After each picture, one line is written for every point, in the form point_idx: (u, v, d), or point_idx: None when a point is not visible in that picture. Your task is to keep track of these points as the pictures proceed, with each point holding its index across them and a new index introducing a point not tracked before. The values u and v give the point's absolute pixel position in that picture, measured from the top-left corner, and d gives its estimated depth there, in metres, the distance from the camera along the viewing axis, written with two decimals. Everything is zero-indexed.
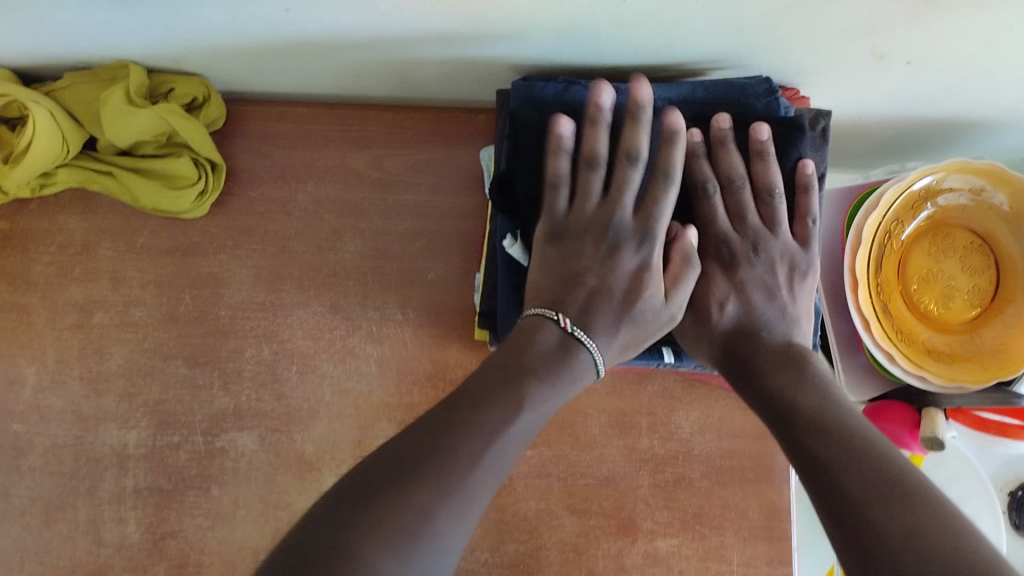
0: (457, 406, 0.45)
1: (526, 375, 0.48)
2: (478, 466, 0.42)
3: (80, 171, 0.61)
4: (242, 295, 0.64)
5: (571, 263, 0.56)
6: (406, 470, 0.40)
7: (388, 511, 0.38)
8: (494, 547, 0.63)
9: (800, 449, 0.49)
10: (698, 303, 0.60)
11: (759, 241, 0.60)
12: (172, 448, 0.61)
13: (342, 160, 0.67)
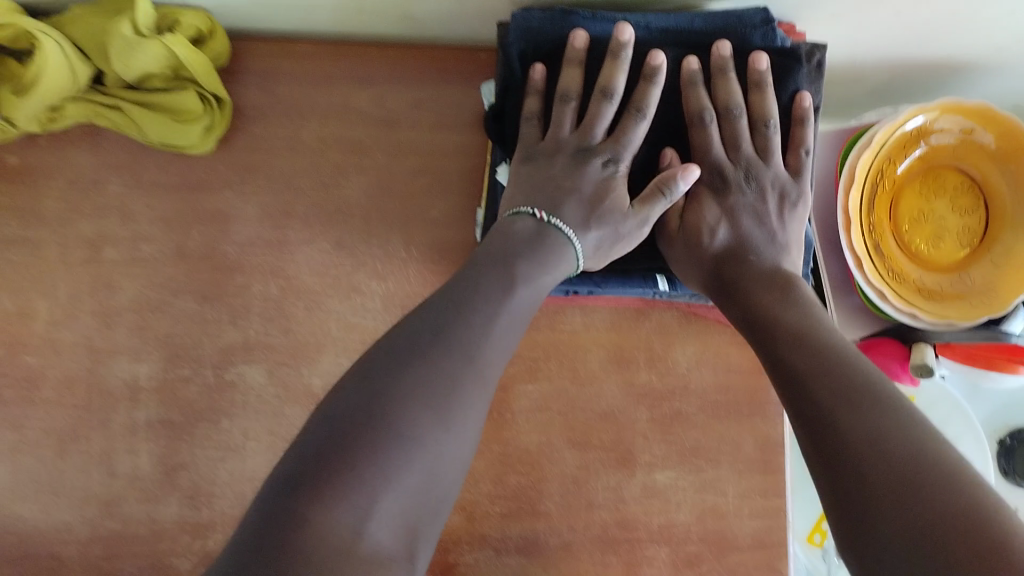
0: (462, 284, 0.49)
1: (517, 260, 0.52)
2: (488, 334, 0.47)
3: (89, 104, 0.61)
4: (249, 232, 0.64)
5: (544, 174, 0.58)
6: (428, 341, 0.45)
7: (411, 378, 0.43)
8: (496, 480, 0.64)
9: (782, 364, 0.50)
10: (688, 228, 0.60)
11: (751, 168, 0.60)
12: (182, 380, 0.63)
13: (344, 98, 0.66)
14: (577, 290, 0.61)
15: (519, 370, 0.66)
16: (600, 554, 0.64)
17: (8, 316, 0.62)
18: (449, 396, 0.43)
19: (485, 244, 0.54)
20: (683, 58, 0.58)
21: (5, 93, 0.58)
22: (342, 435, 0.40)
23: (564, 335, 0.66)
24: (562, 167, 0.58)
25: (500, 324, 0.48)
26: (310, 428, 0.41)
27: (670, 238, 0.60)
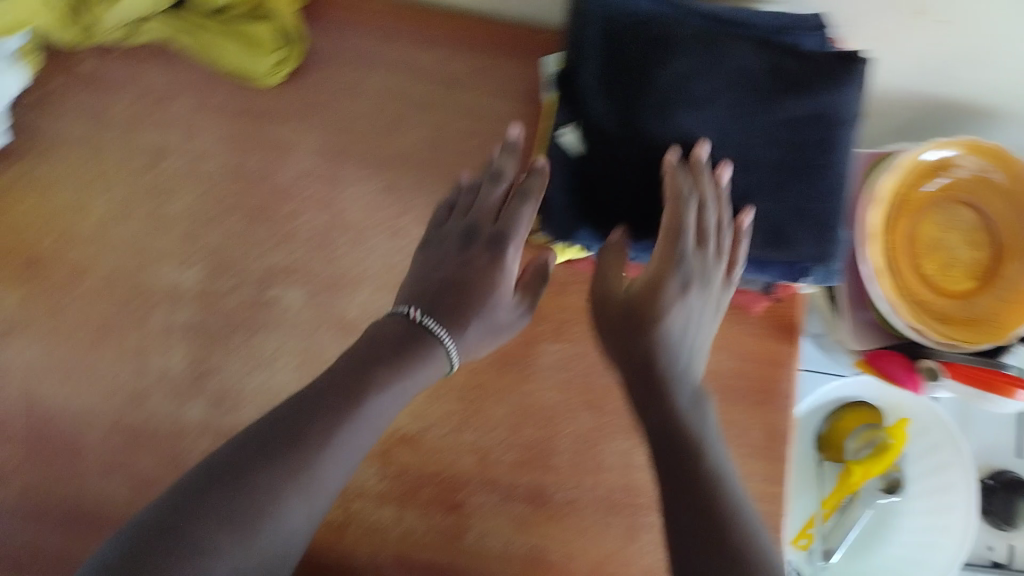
0: (315, 405, 0.53)
1: (374, 370, 0.56)
2: (326, 450, 0.52)
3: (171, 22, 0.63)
4: (307, 163, 0.67)
5: (437, 262, 0.63)
6: (257, 458, 0.51)
7: (240, 491, 0.49)
8: (512, 429, 0.67)
9: (678, 484, 0.54)
10: (642, 307, 0.59)
11: (702, 270, 0.59)
12: (225, 290, 0.65)
13: (412, 51, 0.68)
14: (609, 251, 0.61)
15: (546, 327, 0.68)
16: (602, 514, 0.66)
17: (68, 207, 0.64)
18: (259, 518, 0.49)
19: (351, 361, 0.57)
20: (668, 149, 0.55)
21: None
22: (139, 559, 0.46)
23: None
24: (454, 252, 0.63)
25: (342, 444, 0.53)
26: (124, 534, 0.48)
27: (632, 312, 0.59)
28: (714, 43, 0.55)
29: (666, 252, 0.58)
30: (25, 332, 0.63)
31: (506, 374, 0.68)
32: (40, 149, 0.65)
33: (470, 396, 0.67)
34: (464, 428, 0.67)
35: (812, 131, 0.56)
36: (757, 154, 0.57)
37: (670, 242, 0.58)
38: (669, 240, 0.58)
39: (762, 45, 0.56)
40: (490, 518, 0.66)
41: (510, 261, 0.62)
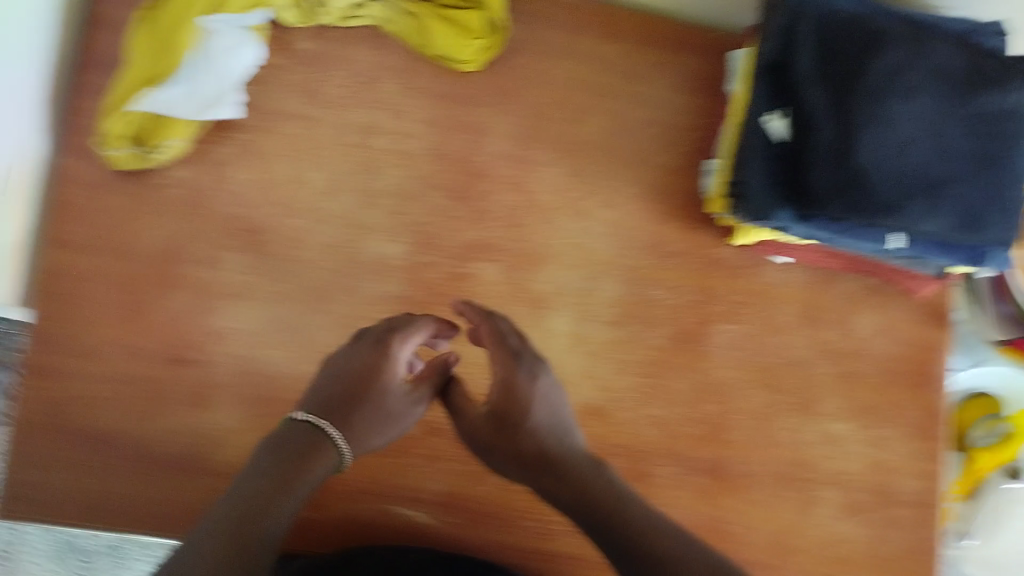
0: (230, 537, 0.46)
1: (291, 458, 0.52)
2: (271, 524, 0.48)
3: (391, 5, 0.67)
4: (501, 147, 0.70)
5: (330, 372, 0.59)
6: (217, 537, 0.46)
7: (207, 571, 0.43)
8: (692, 405, 0.70)
9: (600, 531, 0.54)
10: (507, 404, 0.59)
11: (528, 361, 0.60)
12: (428, 265, 0.68)
13: (597, 47, 0.72)
14: (811, 233, 0.63)
15: (720, 309, 0.71)
16: (777, 487, 0.70)
17: (282, 181, 0.66)
18: None
19: (260, 478, 0.50)
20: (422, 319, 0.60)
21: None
22: None
23: (761, 286, 0.72)
24: (339, 363, 0.59)
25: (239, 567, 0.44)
26: None
27: (501, 411, 0.59)
28: (921, 37, 0.62)
29: (501, 355, 0.60)
30: (249, 299, 0.65)
31: (685, 352, 0.70)
32: (256, 122, 0.66)
33: (650, 372, 0.70)
34: (650, 404, 0.70)
35: (1009, 124, 0.62)
36: (957, 144, 0.61)
37: (503, 352, 0.60)
38: (502, 348, 0.60)
39: (960, 38, 0.63)
40: (675, 488, 0.69)
41: (394, 358, 0.59)
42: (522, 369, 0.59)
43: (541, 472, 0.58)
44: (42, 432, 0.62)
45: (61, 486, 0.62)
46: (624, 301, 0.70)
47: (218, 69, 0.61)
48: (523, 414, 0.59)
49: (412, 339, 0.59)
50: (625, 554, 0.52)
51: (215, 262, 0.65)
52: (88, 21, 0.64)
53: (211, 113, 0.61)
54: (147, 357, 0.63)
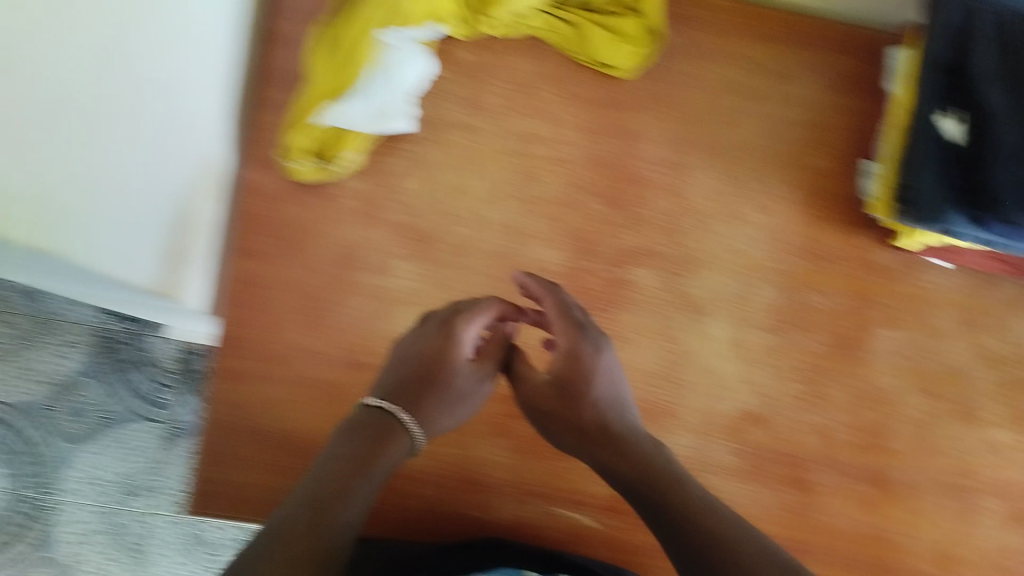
0: (312, 510, 0.47)
1: (364, 441, 0.54)
2: (345, 498, 0.49)
3: (549, 17, 0.69)
4: (658, 152, 0.70)
5: (400, 355, 0.61)
6: (292, 510, 0.47)
7: (275, 533, 0.44)
8: (852, 411, 0.69)
9: (652, 509, 0.55)
10: (572, 377, 0.61)
11: (589, 332, 0.62)
12: (586, 270, 0.69)
13: (751, 51, 0.72)
14: (978, 233, 0.61)
15: (880, 315, 0.70)
16: (941, 496, 0.69)
17: (447, 189, 0.68)
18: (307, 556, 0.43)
19: (334, 458, 0.52)
20: (490, 299, 0.62)
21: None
22: None
23: (921, 292, 0.71)
24: (407, 343, 0.61)
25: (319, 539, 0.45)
26: None
27: (566, 385, 0.61)
28: None
29: (567, 326, 0.62)
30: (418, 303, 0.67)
31: (845, 358, 0.70)
32: (423, 132, 0.68)
33: (812, 378, 0.70)
34: (809, 410, 0.69)
35: None
36: None
37: (569, 325, 0.62)
38: (568, 320, 0.62)
39: None
40: (836, 496, 0.69)
41: (463, 341, 0.61)
42: (587, 343, 0.62)
43: (602, 446, 0.59)
44: (219, 432, 0.64)
45: (240, 488, 0.64)
46: (784, 306, 0.70)
47: (394, 82, 0.61)
48: (587, 388, 0.61)
49: (480, 320, 0.61)
50: (677, 533, 0.52)
51: (386, 270, 0.67)
52: (269, 39, 0.67)
53: (384, 126, 0.62)
54: (324, 362, 0.65)
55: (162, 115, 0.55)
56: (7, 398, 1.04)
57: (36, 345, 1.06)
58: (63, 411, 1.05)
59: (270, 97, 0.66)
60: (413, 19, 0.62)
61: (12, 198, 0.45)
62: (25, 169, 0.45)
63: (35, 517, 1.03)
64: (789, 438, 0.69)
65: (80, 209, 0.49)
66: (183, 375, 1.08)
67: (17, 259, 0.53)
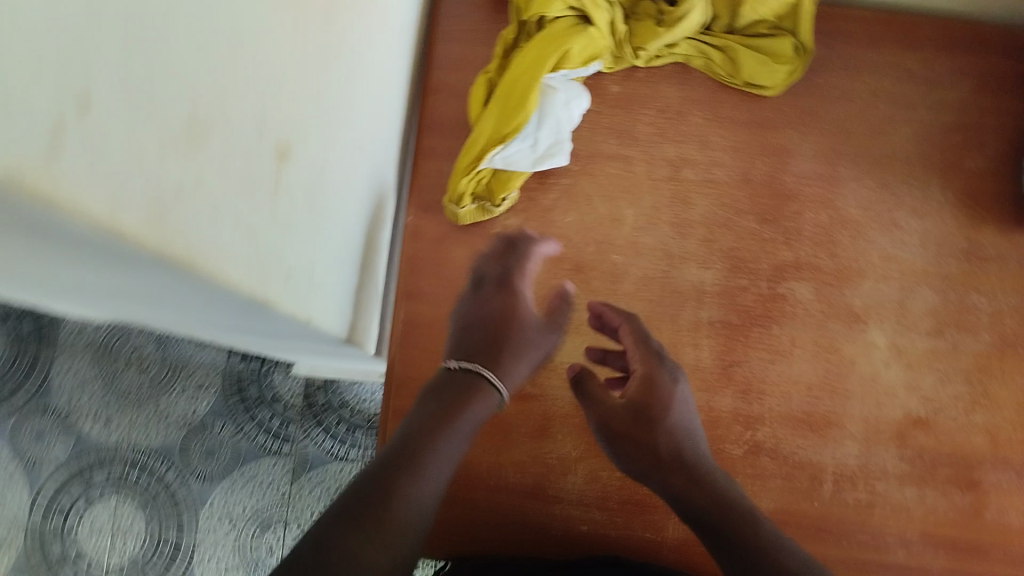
0: (402, 462, 0.49)
1: (453, 397, 0.56)
2: (436, 449, 0.52)
3: (700, 43, 0.73)
4: (805, 165, 0.72)
5: (467, 315, 0.64)
6: (382, 462, 0.49)
7: (366, 487, 0.47)
8: (1020, 410, 0.69)
9: (725, 544, 0.53)
10: (649, 401, 0.61)
11: (667, 363, 0.64)
12: (741, 289, 0.70)
13: (894, 57, 0.74)
14: None
15: None
16: None
17: (601, 218, 0.71)
18: (392, 509, 0.46)
19: (423, 414, 0.54)
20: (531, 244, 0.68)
21: (649, 24, 0.70)
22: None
23: None
24: (473, 303, 0.64)
25: (407, 499, 0.47)
26: None
27: (642, 410, 0.61)
28: None
29: (646, 354, 0.64)
30: (576, 333, 0.68)
31: (1010, 358, 0.70)
32: (576, 164, 0.72)
33: (976, 380, 0.69)
34: (976, 411, 0.69)
35: None
36: None
37: (646, 353, 0.64)
38: (649, 349, 0.64)
39: None
40: (1008, 496, 0.67)
41: (519, 299, 0.64)
42: (663, 370, 0.63)
43: (673, 470, 0.58)
44: None
45: None
46: (942, 309, 0.70)
47: (555, 122, 0.67)
48: (662, 411, 0.61)
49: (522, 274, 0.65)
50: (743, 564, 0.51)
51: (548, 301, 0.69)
52: (430, 88, 0.72)
53: (545, 165, 0.68)
54: None
55: (362, 169, 0.54)
56: (143, 441, 1.05)
57: (167, 388, 1.07)
58: (196, 450, 1.06)
59: (435, 143, 0.71)
60: (575, 60, 0.68)
61: (301, 272, 0.40)
62: (317, 249, 0.44)
63: (175, 559, 1.03)
64: (960, 441, 0.68)
65: (334, 280, 0.49)
66: (306, 409, 1.09)
67: (250, 329, 0.50)
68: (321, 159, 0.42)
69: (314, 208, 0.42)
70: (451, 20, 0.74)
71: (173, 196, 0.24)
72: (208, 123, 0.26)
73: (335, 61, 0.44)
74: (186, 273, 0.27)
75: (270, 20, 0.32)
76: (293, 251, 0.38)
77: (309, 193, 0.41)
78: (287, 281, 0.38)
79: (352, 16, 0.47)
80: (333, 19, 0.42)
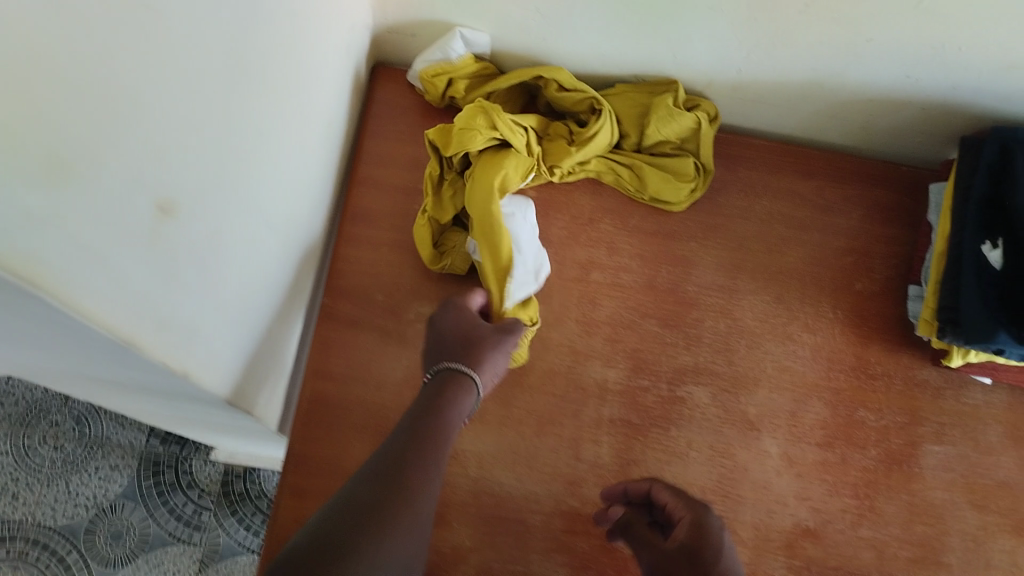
0: (413, 436, 0.55)
1: (441, 398, 0.60)
2: (437, 435, 0.56)
3: (608, 160, 0.77)
4: (708, 277, 0.77)
5: (440, 344, 0.66)
6: (400, 440, 0.54)
7: (396, 455, 0.52)
8: (905, 524, 0.71)
9: None
10: (700, 542, 0.56)
11: (708, 511, 0.59)
12: (643, 389, 0.73)
13: (792, 184, 0.80)
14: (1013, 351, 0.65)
15: (927, 429, 0.73)
16: None
17: None
18: (411, 465, 0.52)
19: (418, 407, 0.59)
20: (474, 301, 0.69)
21: (562, 143, 0.74)
22: (353, 510, 0.45)
23: (965, 408, 0.74)
24: (446, 339, 0.66)
25: (423, 467, 0.52)
26: (318, 523, 0.44)
27: (690, 550, 0.55)
28: None
29: (686, 499, 0.60)
30: (479, 422, 0.70)
31: (896, 472, 0.72)
32: None
33: (863, 493, 0.71)
34: (863, 523, 0.70)
35: None
36: None
37: (683, 500, 0.61)
38: (688, 499, 0.60)
39: None
40: None
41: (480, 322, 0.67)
42: (708, 513, 0.59)
43: None
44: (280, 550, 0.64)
45: None
46: (832, 422, 0.73)
47: (528, 240, 0.72)
48: (713, 557, 0.55)
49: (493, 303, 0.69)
50: None
51: None
52: (356, 180, 0.76)
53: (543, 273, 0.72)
54: None
55: (269, 236, 0.56)
56: (47, 521, 1.02)
57: (80, 469, 1.04)
58: (102, 534, 1.03)
59: (357, 232, 0.74)
60: (513, 180, 0.72)
61: (177, 323, 0.42)
62: (207, 309, 0.46)
63: None
64: (846, 552, 0.70)
65: (224, 338, 0.50)
66: (221, 497, 1.08)
67: (130, 379, 0.50)
68: (212, 224, 0.44)
69: (202, 268, 0.44)
70: (381, 120, 0.78)
71: (22, 218, 0.27)
72: (77, 168, 0.30)
73: (247, 141, 0.47)
74: (31, 292, 0.29)
75: (165, 92, 0.35)
76: (168, 303, 0.40)
77: (196, 250, 0.42)
78: (158, 324, 0.39)
79: (272, 106, 0.51)
80: (247, 99, 0.46)
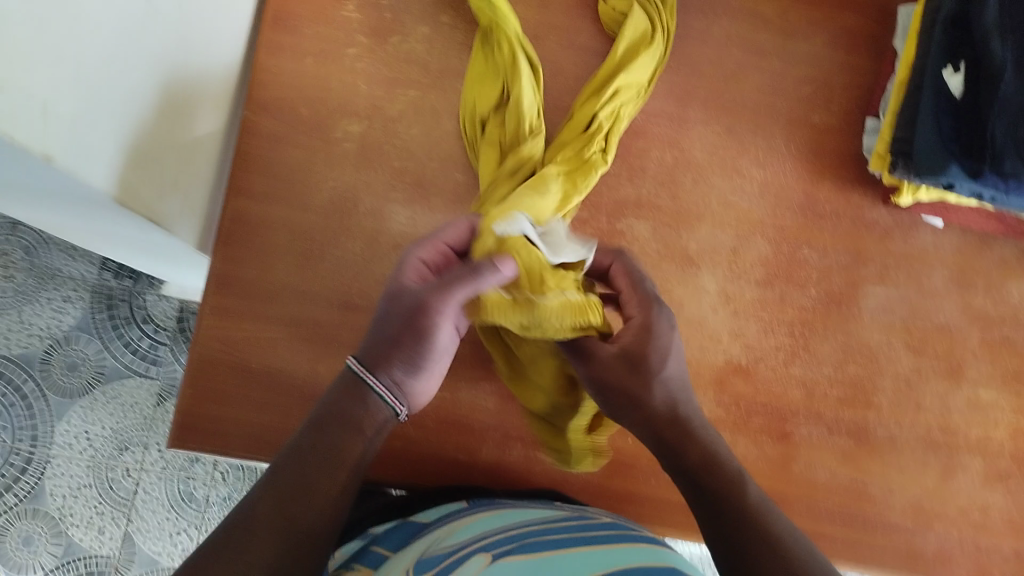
0: (312, 439, 0.49)
1: (354, 406, 0.50)
2: (342, 442, 0.49)
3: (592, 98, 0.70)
4: (656, 105, 0.72)
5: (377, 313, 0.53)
6: (304, 441, 0.49)
7: (293, 466, 0.47)
8: (838, 365, 0.70)
9: (702, 494, 0.52)
10: (642, 348, 0.55)
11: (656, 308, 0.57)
12: (581, 221, 0.69)
13: (754, 7, 0.75)
14: (960, 184, 0.62)
15: (870, 272, 0.71)
16: (922, 452, 0.69)
17: (447, 137, 0.70)
18: (306, 476, 0.47)
19: (327, 401, 0.51)
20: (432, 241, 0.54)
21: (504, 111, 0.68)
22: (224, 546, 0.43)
23: (914, 251, 0.72)
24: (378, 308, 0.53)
25: (316, 476, 0.47)
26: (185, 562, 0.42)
27: (635, 361, 0.54)
28: None
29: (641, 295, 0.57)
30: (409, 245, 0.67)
31: (834, 313, 0.71)
32: (428, 79, 0.71)
33: (799, 332, 0.70)
34: (795, 362, 0.69)
35: None
36: None
37: (638, 295, 0.57)
38: (639, 293, 0.57)
39: None
40: (816, 448, 0.68)
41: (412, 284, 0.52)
42: (661, 314, 0.56)
43: (666, 426, 0.54)
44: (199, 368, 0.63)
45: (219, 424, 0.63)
46: (773, 260, 0.71)
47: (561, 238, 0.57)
48: (659, 362, 0.55)
49: (422, 275, 0.53)
50: (713, 514, 0.51)
51: (381, 212, 0.68)
52: None
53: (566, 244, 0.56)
54: (320, 302, 0.66)
55: (164, 46, 0.56)
56: (3, 350, 1.07)
57: (32, 299, 1.08)
58: (58, 364, 1.08)
59: (281, 42, 0.69)
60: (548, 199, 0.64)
61: (52, 110, 0.43)
62: (93, 106, 0.48)
63: (26, 471, 1.06)
64: (778, 389, 0.69)
65: (119, 146, 0.52)
66: (178, 333, 1.12)
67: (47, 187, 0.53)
68: (83, 8, 0.45)
69: (61, 48, 0.43)
70: None
71: None
72: None
73: None
74: None
75: None
76: (11, 67, 0.39)
77: (60, 30, 0.43)
78: (25, 111, 0.41)
79: None
80: None
